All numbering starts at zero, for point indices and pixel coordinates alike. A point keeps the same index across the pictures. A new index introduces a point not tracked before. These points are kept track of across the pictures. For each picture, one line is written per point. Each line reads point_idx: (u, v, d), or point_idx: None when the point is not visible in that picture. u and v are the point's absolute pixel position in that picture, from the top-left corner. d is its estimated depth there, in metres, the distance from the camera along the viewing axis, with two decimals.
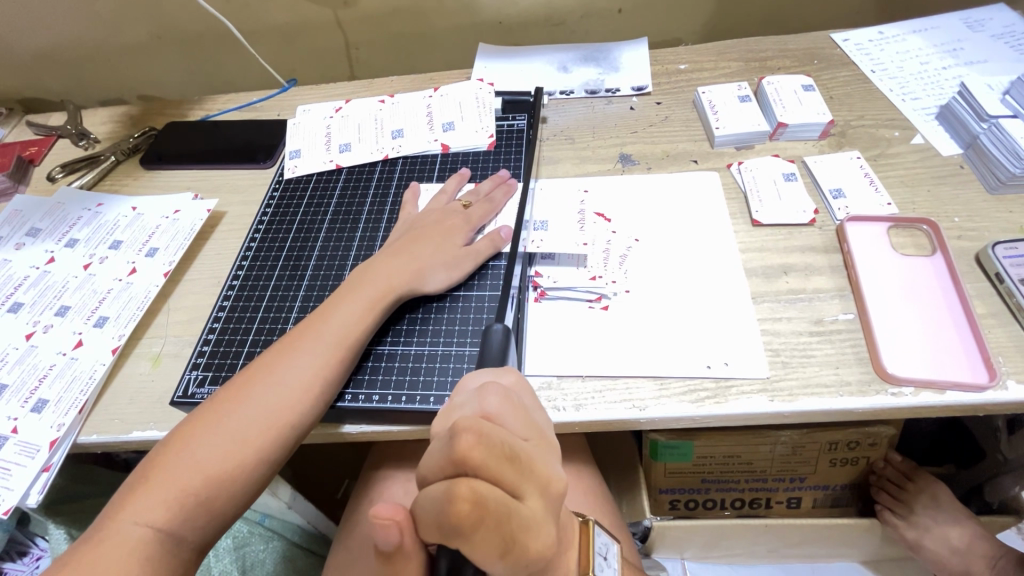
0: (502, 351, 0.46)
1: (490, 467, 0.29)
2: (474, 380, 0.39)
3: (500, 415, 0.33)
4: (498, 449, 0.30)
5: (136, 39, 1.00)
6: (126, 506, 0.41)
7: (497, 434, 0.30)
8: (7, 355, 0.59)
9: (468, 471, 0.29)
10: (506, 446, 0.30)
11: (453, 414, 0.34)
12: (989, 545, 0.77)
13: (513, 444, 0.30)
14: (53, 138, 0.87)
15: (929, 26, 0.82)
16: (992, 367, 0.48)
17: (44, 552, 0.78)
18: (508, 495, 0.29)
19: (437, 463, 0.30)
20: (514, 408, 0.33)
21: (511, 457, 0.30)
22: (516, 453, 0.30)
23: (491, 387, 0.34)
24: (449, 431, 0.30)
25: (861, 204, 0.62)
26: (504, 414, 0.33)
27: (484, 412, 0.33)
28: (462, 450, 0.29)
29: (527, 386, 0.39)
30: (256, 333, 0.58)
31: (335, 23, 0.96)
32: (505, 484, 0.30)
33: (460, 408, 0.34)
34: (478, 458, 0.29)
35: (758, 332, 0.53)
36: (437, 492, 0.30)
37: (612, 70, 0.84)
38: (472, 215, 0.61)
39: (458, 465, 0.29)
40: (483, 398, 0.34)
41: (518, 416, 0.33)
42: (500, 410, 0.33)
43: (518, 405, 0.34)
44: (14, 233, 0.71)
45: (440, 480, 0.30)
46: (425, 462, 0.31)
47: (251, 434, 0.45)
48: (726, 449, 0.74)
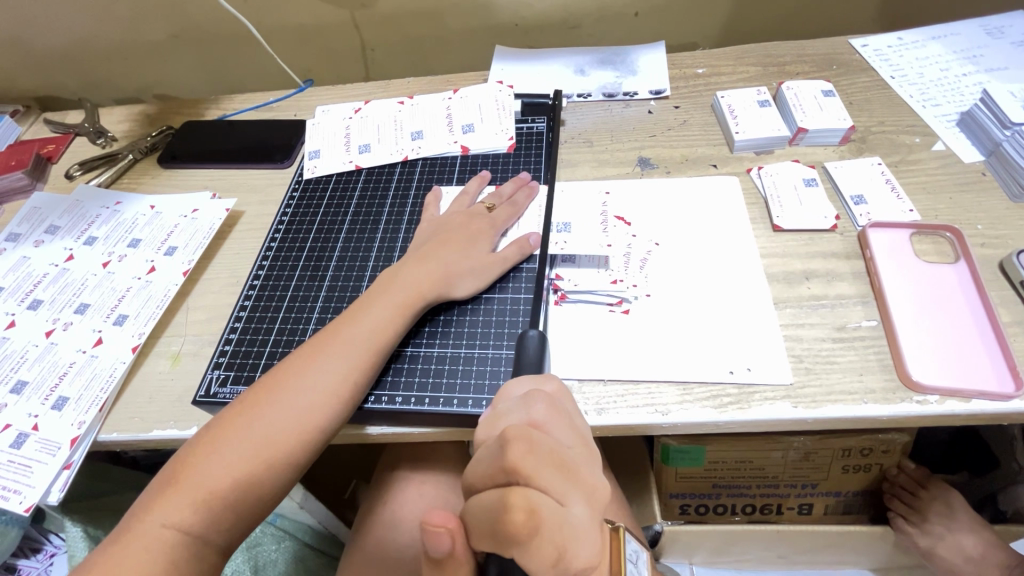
0: (538, 357, 0.48)
1: (539, 475, 0.31)
2: (514, 388, 0.40)
3: (547, 424, 0.35)
4: (546, 458, 0.31)
5: (153, 39, 1.00)
6: (155, 507, 0.41)
7: (544, 443, 0.32)
8: (27, 353, 0.59)
9: (520, 480, 0.30)
10: (553, 455, 0.32)
11: (500, 422, 0.36)
12: (1006, 556, 0.76)
13: (560, 453, 0.33)
14: (71, 136, 0.88)
15: (948, 33, 0.82)
16: (1017, 376, 0.48)
17: (58, 549, 0.78)
18: (556, 503, 0.31)
19: (485, 472, 0.32)
20: (559, 419, 0.36)
21: (559, 466, 0.32)
22: (564, 463, 0.32)
23: (537, 398, 0.37)
24: (498, 439, 0.32)
25: (884, 211, 0.61)
26: (552, 424, 0.35)
27: (532, 420, 0.35)
28: (514, 459, 0.31)
29: (569, 394, 0.40)
30: (278, 333, 0.58)
31: (352, 24, 0.96)
32: (553, 493, 0.31)
33: (508, 416, 0.36)
34: (529, 467, 0.31)
35: (781, 338, 0.53)
36: (487, 499, 0.30)
37: (630, 73, 0.84)
38: (496, 218, 0.62)
39: (509, 474, 0.30)
40: (529, 409, 0.36)
41: (562, 427, 0.35)
42: (547, 420, 0.35)
43: (563, 416, 0.37)
44: (33, 230, 0.71)
45: (489, 488, 0.31)
46: (472, 470, 0.33)
47: (280, 437, 0.45)
48: (740, 455, 0.74)
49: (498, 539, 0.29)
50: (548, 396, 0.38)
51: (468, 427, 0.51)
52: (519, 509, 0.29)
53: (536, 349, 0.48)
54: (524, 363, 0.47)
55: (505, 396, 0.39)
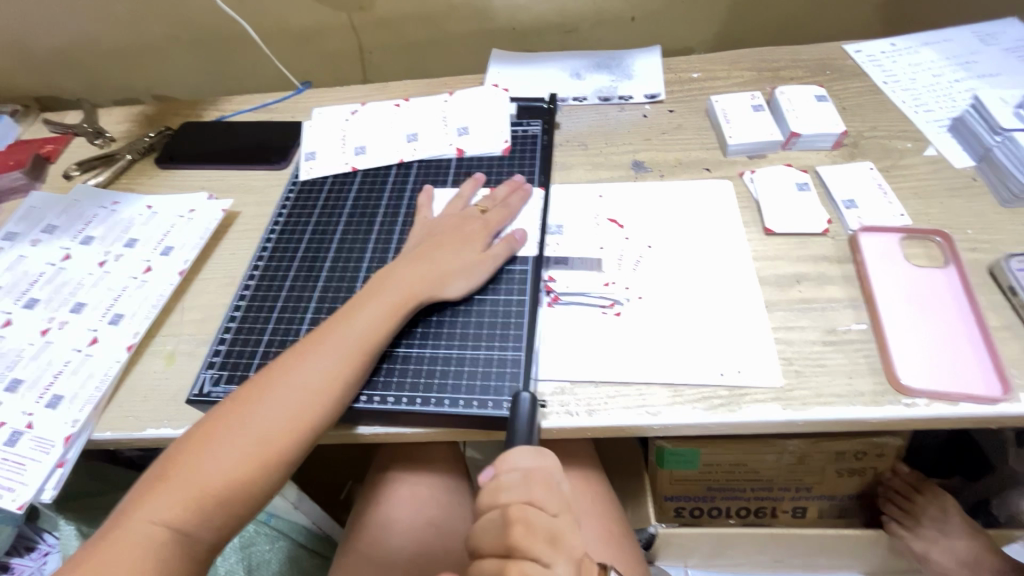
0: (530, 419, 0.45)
1: (534, 548, 0.38)
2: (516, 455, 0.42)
3: (542, 498, 0.40)
4: (539, 533, 0.38)
5: (153, 40, 1.01)
6: (145, 503, 0.42)
7: (537, 519, 0.39)
8: (23, 351, 0.59)
9: (517, 554, 0.37)
10: (547, 530, 0.39)
11: (499, 494, 0.40)
12: (998, 560, 0.76)
13: (551, 525, 0.39)
14: (69, 137, 0.88)
15: (941, 39, 0.83)
16: (1005, 380, 0.49)
17: (52, 548, 0.78)
18: (544, 567, 0.37)
19: (489, 538, 0.39)
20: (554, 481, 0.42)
21: (549, 537, 0.39)
22: (553, 533, 0.39)
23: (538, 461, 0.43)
24: (500, 514, 0.39)
25: (875, 215, 0.62)
26: (546, 501, 0.40)
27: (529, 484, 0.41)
28: (514, 536, 0.38)
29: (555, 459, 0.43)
30: (271, 333, 0.59)
31: (350, 26, 0.97)
32: (542, 558, 0.37)
33: (508, 487, 0.40)
34: (526, 542, 0.38)
35: (771, 340, 0.54)
36: (490, 565, 0.38)
37: (625, 77, 0.84)
38: (490, 220, 0.62)
39: (509, 548, 0.38)
40: (529, 488, 0.40)
41: (553, 498, 0.41)
42: (543, 498, 0.40)
43: (556, 487, 0.41)
44: (30, 229, 0.71)
45: (491, 554, 0.38)
46: (476, 533, 0.40)
47: (271, 435, 0.45)
48: (733, 458, 0.74)
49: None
50: (547, 470, 0.42)
51: (459, 427, 0.51)
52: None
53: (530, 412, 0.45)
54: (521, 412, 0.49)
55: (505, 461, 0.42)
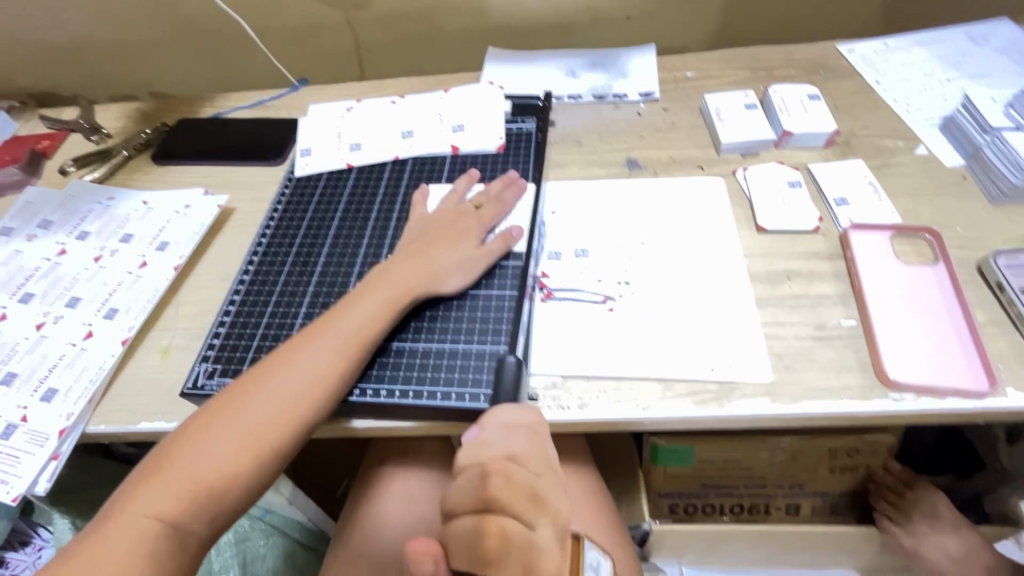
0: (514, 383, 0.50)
1: (515, 503, 0.35)
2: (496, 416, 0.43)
3: (523, 457, 0.39)
4: (518, 489, 0.36)
5: (150, 37, 1.01)
6: (136, 496, 0.42)
7: (519, 475, 0.37)
8: (18, 345, 0.60)
9: (496, 509, 0.34)
10: (527, 486, 0.36)
11: (480, 450, 0.39)
12: (988, 555, 0.77)
13: (534, 485, 0.37)
14: (66, 132, 0.88)
15: (934, 39, 0.83)
16: (991, 375, 0.49)
17: (46, 543, 0.78)
18: (527, 527, 0.35)
19: (465, 499, 0.35)
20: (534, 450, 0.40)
21: (531, 496, 0.36)
22: (536, 493, 0.37)
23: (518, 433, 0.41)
24: (478, 470, 0.36)
25: (865, 213, 0.63)
26: (527, 456, 0.39)
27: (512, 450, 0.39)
28: (493, 489, 0.35)
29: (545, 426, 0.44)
30: (266, 328, 0.59)
31: (346, 23, 0.97)
32: (523, 517, 0.35)
33: (488, 447, 0.39)
34: (504, 494, 0.35)
35: (762, 336, 0.54)
36: (465, 524, 0.34)
37: (620, 75, 0.85)
38: (484, 216, 0.62)
39: (487, 502, 0.35)
40: (510, 446, 0.39)
41: (535, 460, 0.39)
42: (526, 458, 0.39)
43: (539, 453, 0.40)
44: (26, 224, 0.72)
45: (467, 513, 0.35)
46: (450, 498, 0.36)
47: (265, 428, 0.46)
48: (726, 454, 0.75)
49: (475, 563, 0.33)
50: (527, 434, 0.42)
51: (452, 420, 0.52)
52: (495, 535, 0.33)
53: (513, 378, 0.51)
54: (502, 391, 0.50)
55: (489, 421, 0.43)
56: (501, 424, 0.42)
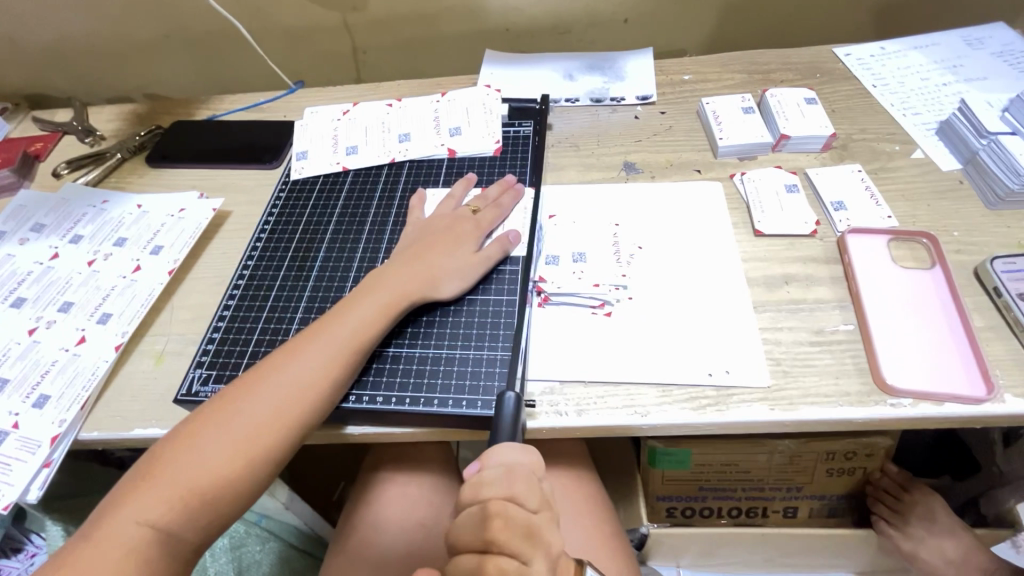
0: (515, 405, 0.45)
1: (512, 546, 0.39)
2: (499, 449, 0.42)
3: (522, 496, 0.40)
4: (516, 528, 0.39)
5: (145, 38, 1.00)
6: (128, 502, 0.41)
7: (516, 516, 0.39)
8: (10, 350, 0.59)
9: (494, 553, 0.38)
10: (525, 524, 0.39)
11: (481, 487, 0.40)
12: (985, 558, 0.77)
13: (530, 520, 0.40)
14: (59, 134, 0.88)
15: (929, 43, 0.83)
16: (989, 381, 0.49)
17: (39, 549, 0.77)
18: (521, 564, 0.38)
19: (468, 533, 0.39)
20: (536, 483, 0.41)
21: (527, 533, 0.39)
22: (532, 531, 0.40)
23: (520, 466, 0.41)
24: (479, 510, 0.40)
25: (862, 217, 0.62)
26: (528, 495, 0.40)
27: (514, 490, 0.40)
28: (491, 532, 0.39)
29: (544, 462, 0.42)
30: (261, 333, 0.58)
31: (343, 26, 0.97)
32: (519, 555, 0.38)
33: (487, 484, 0.40)
34: (503, 538, 0.39)
35: (759, 341, 0.54)
36: (467, 564, 0.38)
37: (617, 79, 0.84)
38: (482, 220, 0.62)
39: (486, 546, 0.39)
40: (511, 482, 0.40)
41: (533, 492, 0.41)
42: (524, 494, 0.40)
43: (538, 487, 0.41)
44: (18, 228, 0.71)
45: (469, 548, 0.39)
46: (457, 530, 0.40)
47: (259, 434, 0.45)
48: (724, 458, 0.75)
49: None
50: (526, 466, 0.41)
51: (448, 427, 0.52)
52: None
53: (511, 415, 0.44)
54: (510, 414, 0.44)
55: (492, 452, 0.42)
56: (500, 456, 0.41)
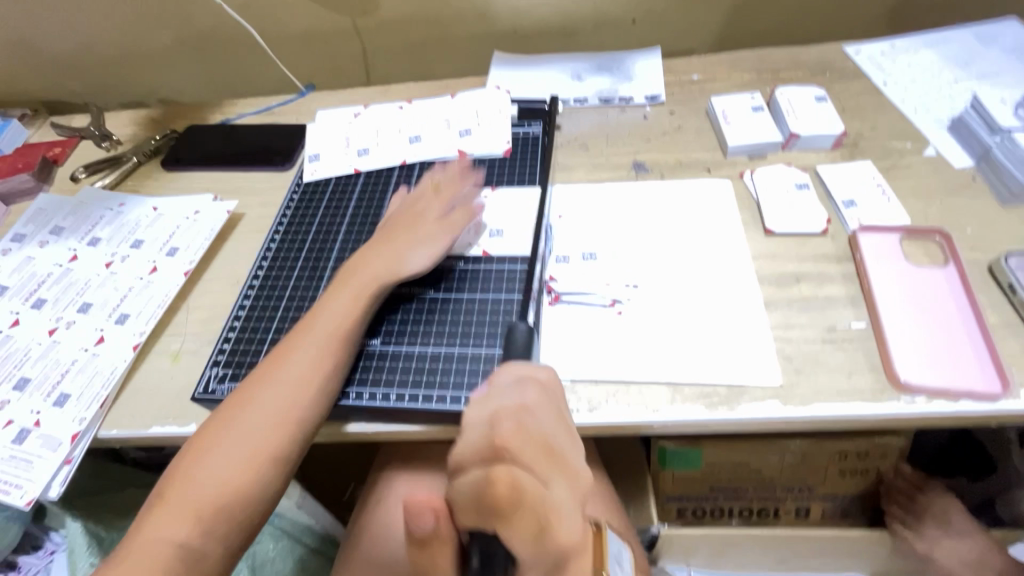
0: (527, 347, 0.49)
1: (531, 459, 0.32)
2: (508, 368, 0.41)
3: (536, 406, 0.36)
4: (533, 441, 0.33)
5: (159, 45, 1.02)
6: (147, 523, 0.42)
7: (532, 427, 0.33)
8: (30, 350, 0.60)
9: (506, 456, 0.31)
10: (544, 440, 0.33)
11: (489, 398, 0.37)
12: (1001, 559, 0.76)
13: (548, 439, 0.33)
14: (77, 139, 0.89)
15: (940, 40, 0.83)
16: (1004, 377, 0.49)
17: (59, 546, 0.78)
18: (540, 484, 0.31)
19: (472, 451, 0.32)
20: (549, 402, 0.37)
21: (546, 449, 0.33)
22: (552, 447, 0.33)
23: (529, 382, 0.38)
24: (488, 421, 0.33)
25: (874, 214, 0.62)
26: (540, 406, 0.36)
27: (524, 403, 0.36)
28: (502, 439, 0.32)
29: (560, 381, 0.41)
30: (276, 332, 0.59)
31: (353, 29, 0.98)
32: (537, 472, 0.31)
33: (496, 395, 0.37)
34: (518, 447, 0.32)
35: (771, 338, 0.54)
36: (472, 477, 0.31)
37: (626, 79, 0.85)
38: (440, 196, 0.62)
39: (495, 451, 0.32)
40: (523, 391, 0.37)
41: (546, 408, 0.37)
42: (539, 405, 0.36)
43: (552, 401, 0.38)
44: (38, 231, 0.72)
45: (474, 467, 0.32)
46: (458, 453, 0.33)
47: (265, 439, 0.46)
48: (735, 458, 0.74)
49: (483, 510, 0.30)
50: (538, 380, 0.39)
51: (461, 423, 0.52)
52: (503, 481, 0.30)
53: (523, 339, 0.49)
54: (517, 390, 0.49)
55: (502, 371, 0.41)
56: (513, 376, 0.40)
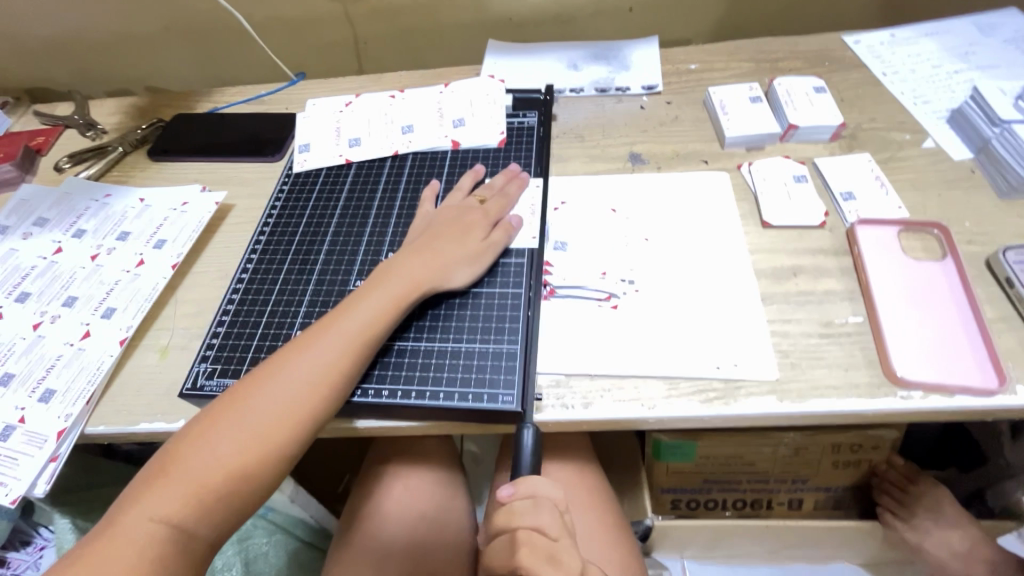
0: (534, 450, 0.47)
1: (540, 569, 0.40)
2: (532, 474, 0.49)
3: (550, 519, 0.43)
4: (542, 554, 0.41)
5: (145, 31, 1.00)
6: (141, 499, 0.41)
7: (541, 542, 0.42)
8: (14, 345, 0.59)
9: (523, 573, 0.40)
10: (549, 550, 0.41)
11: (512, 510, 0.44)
12: (990, 550, 0.77)
13: (554, 550, 0.41)
14: (60, 128, 0.87)
15: (941, 31, 0.82)
16: (1001, 373, 0.49)
17: (48, 542, 0.78)
18: None
19: (501, 560, 0.42)
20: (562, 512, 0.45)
21: (551, 558, 0.41)
22: (556, 555, 0.41)
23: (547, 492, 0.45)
24: (509, 539, 0.42)
25: (872, 207, 0.62)
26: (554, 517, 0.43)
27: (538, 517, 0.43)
28: (520, 557, 0.41)
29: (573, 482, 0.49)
30: (265, 328, 0.58)
31: (345, 17, 0.96)
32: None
33: (518, 502, 0.44)
34: (532, 563, 0.40)
35: (768, 334, 0.53)
36: None
37: (623, 68, 0.84)
38: (489, 210, 0.62)
39: (515, 566, 0.41)
40: (539, 512, 0.43)
41: (556, 521, 0.43)
42: (550, 523, 0.43)
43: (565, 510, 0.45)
44: (21, 222, 0.71)
45: (502, 571, 0.42)
46: (490, 561, 0.43)
47: (271, 431, 0.45)
48: (729, 450, 0.74)
49: None
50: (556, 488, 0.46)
51: (453, 420, 0.51)
52: None
53: (528, 416, 0.50)
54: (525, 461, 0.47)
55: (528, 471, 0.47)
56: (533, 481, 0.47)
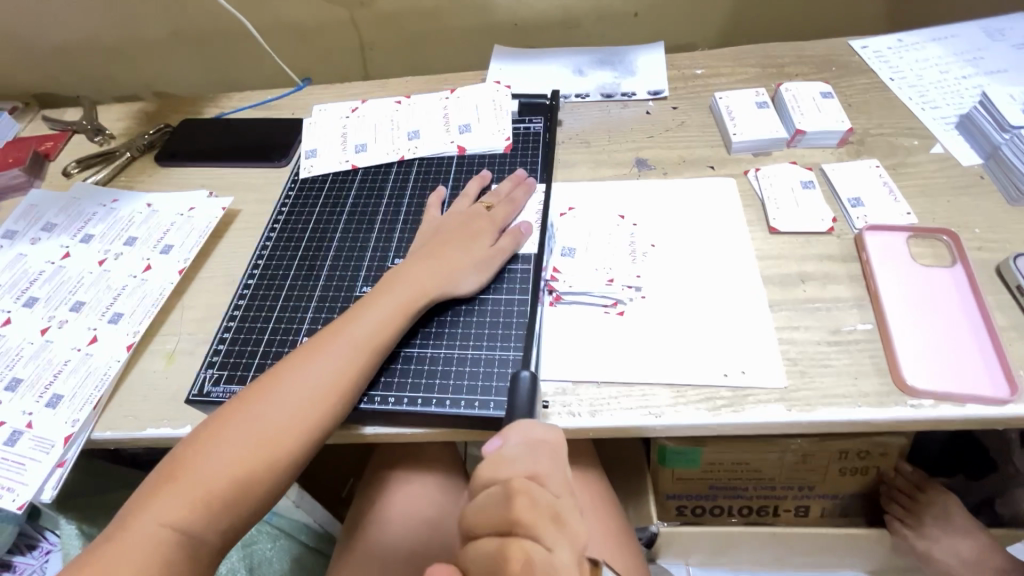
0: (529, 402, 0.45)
1: (541, 529, 0.32)
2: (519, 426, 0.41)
3: (547, 473, 0.36)
4: (542, 508, 0.33)
5: (152, 38, 1.00)
6: (149, 505, 0.41)
7: (542, 496, 0.34)
8: (22, 350, 0.59)
9: (519, 531, 0.32)
10: (551, 505, 0.34)
11: (501, 463, 0.36)
12: (1001, 559, 0.76)
13: (557, 506, 0.34)
14: (69, 134, 0.88)
15: (949, 35, 0.82)
16: (1013, 381, 0.48)
17: (54, 546, 0.79)
18: (548, 548, 0.32)
19: (486, 518, 0.33)
20: (558, 466, 0.37)
21: (554, 516, 0.33)
22: (558, 514, 0.34)
23: (540, 443, 0.38)
24: (500, 490, 0.34)
25: (881, 214, 0.61)
26: (552, 473, 0.36)
27: (534, 470, 0.35)
28: (516, 511, 0.33)
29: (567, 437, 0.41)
30: (271, 334, 0.58)
31: (351, 22, 0.96)
32: (544, 539, 0.32)
33: (508, 453, 0.37)
34: (531, 520, 0.32)
35: (776, 341, 0.53)
36: (487, 547, 0.32)
37: (628, 73, 0.83)
38: (496, 216, 0.62)
39: (509, 524, 0.32)
40: (534, 460, 0.36)
41: (556, 476, 0.36)
42: (548, 473, 0.35)
43: (561, 464, 0.37)
44: (29, 228, 0.71)
45: (489, 536, 0.33)
46: (470, 519, 0.34)
47: (279, 437, 0.45)
48: (735, 457, 0.74)
49: None
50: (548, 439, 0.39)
51: (460, 428, 0.51)
52: (518, 557, 0.31)
53: (526, 394, 0.46)
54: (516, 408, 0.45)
55: (512, 431, 0.39)
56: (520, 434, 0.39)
